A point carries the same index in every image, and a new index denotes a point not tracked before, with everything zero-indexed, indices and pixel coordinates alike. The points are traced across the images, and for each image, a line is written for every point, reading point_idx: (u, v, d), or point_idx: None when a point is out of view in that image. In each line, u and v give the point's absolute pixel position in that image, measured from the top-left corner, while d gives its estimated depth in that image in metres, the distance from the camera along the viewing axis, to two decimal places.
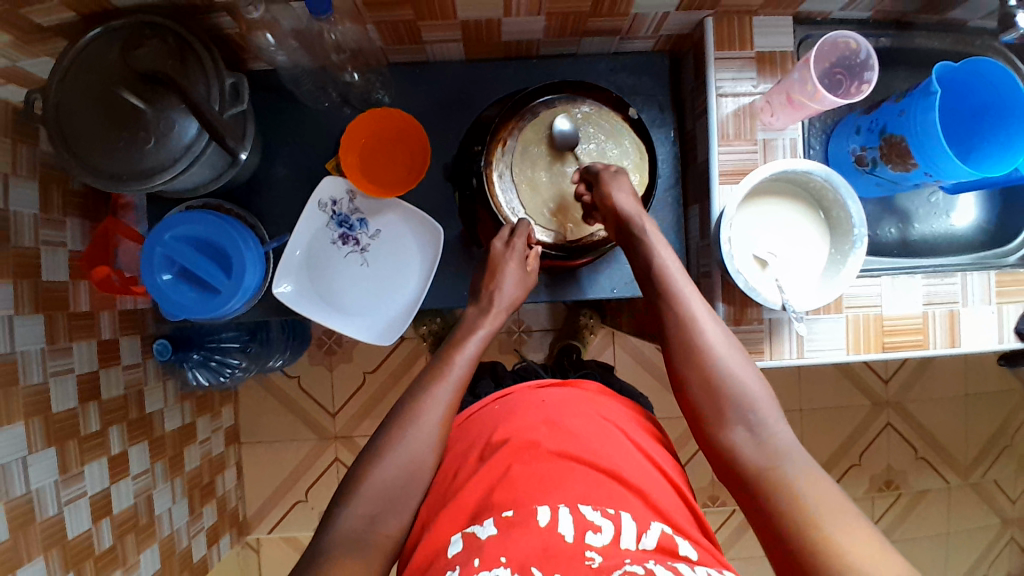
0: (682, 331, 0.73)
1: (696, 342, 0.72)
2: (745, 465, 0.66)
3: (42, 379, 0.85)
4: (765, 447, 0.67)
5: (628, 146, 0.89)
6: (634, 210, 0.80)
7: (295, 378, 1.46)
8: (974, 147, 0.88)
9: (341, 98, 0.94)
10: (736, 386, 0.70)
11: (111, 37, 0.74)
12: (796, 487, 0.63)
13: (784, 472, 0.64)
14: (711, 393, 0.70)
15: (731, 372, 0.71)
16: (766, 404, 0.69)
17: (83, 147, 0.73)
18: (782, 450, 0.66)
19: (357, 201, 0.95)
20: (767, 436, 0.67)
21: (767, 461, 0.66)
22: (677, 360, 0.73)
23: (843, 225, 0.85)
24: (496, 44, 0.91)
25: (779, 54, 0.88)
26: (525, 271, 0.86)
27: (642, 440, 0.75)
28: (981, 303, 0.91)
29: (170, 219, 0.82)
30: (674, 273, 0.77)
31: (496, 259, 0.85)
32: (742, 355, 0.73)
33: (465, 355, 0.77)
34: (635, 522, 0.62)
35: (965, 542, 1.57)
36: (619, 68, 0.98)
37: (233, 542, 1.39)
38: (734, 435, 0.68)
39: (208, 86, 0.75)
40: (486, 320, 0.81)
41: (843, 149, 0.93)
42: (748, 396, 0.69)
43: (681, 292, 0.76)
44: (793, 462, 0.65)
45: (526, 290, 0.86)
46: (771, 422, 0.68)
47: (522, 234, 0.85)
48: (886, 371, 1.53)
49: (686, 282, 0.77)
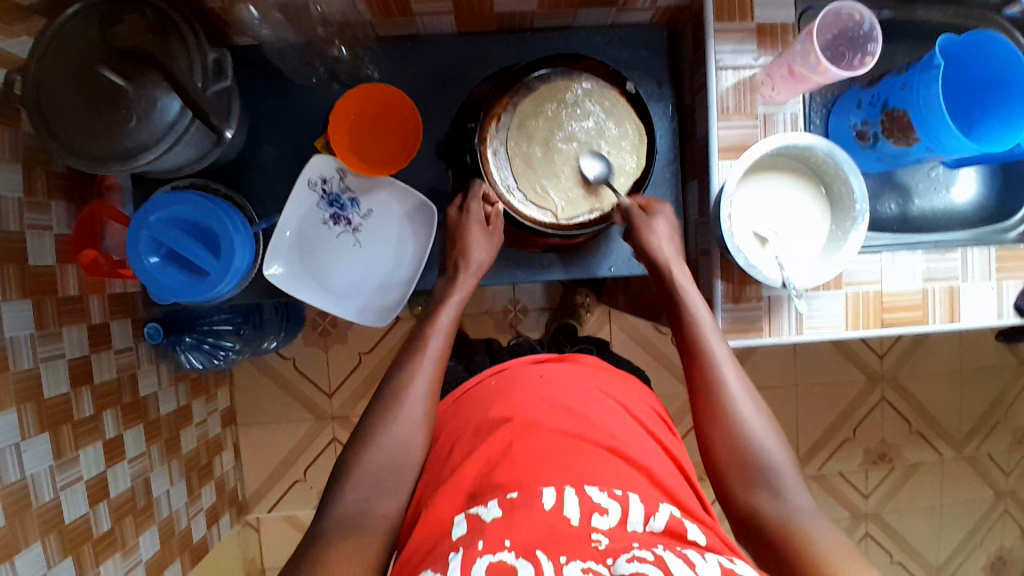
0: (712, 390, 0.74)
1: (725, 403, 0.72)
2: (767, 529, 0.66)
3: (33, 365, 0.83)
4: (791, 512, 0.66)
5: (628, 129, 0.87)
6: (671, 255, 0.83)
7: (291, 360, 1.45)
8: (976, 122, 0.86)
9: (329, 73, 0.91)
10: (760, 450, 0.69)
11: (90, 14, 0.71)
12: (819, 546, 0.63)
13: (809, 535, 0.64)
14: (736, 454, 0.70)
15: (757, 436, 0.70)
16: (791, 472, 0.69)
17: (62, 127, 0.70)
18: (806, 514, 0.66)
19: (348, 179, 0.92)
20: (790, 504, 0.67)
21: (788, 523, 0.65)
22: (704, 419, 0.73)
23: (843, 201, 0.84)
24: (489, 17, 0.88)
25: (780, 26, 0.85)
26: (490, 231, 0.85)
27: (644, 416, 0.75)
28: (981, 279, 0.91)
29: (155, 200, 0.80)
30: (706, 330, 0.77)
31: (457, 230, 0.85)
32: (769, 422, 0.72)
33: (438, 328, 0.78)
34: (643, 504, 0.61)
35: (956, 514, 1.59)
36: (615, 40, 0.95)
37: (232, 522, 1.40)
38: (758, 499, 0.67)
39: (190, 63, 0.72)
40: (455, 288, 0.82)
41: (844, 124, 0.91)
42: (774, 462, 0.69)
43: (712, 352, 0.76)
44: (817, 526, 0.65)
45: (495, 252, 0.86)
46: (796, 490, 0.67)
47: (476, 197, 0.84)
48: (882, 347, 1.53)
49: (717, 340, 0.77)
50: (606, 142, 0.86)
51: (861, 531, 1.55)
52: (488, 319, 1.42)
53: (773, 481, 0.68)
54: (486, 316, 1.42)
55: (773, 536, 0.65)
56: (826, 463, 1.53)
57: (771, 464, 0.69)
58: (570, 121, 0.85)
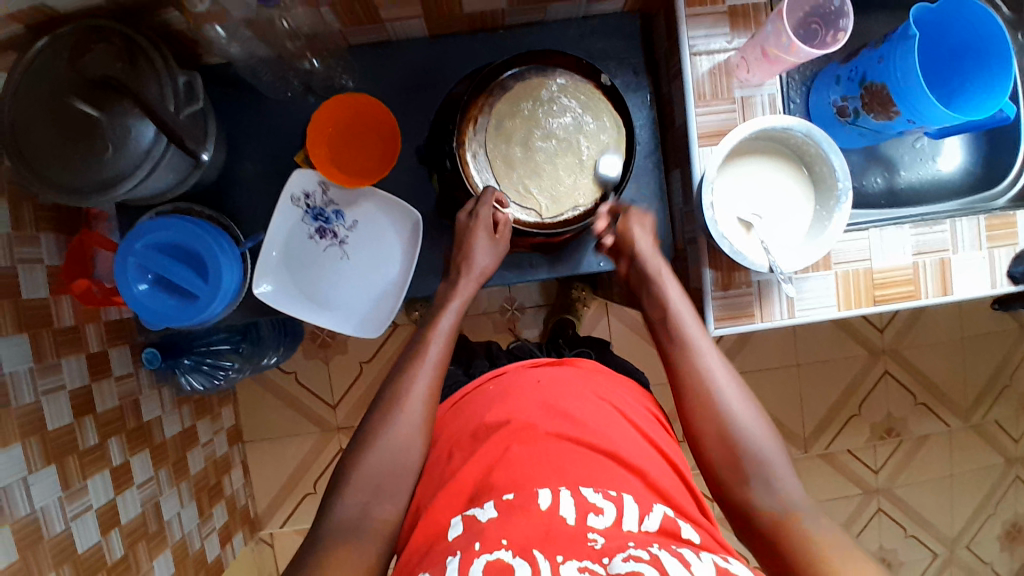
0: (696, 383, 0.73)
1: (713, 397, 0.72)
2: (762, 519, 0.65)
3: (34, 399, 0.84)
4: (780, 502, 0.66)
5: (606, 122, 0.87)
6: (649, 250, 0.85)
7: (292, 374, 1.45)
8: (956, 91, 0.85)
9: (304, 86, 0.91)
10: (748, 441, 0.69)
11: (57, 45, 0.71)
12: (812, 540, 0.62)
13: (802, 530, 0.63)
14: (727, 446, 0.69)
15: (743, 427, 0.70)
16: (782, 460, 0.69)
17: (39, 161, 0.70)
18: (799, 506, 0.66)
19: (330, 192, 0.92)
20: (783, 494, 0.66)
21: (782, 513, 0.65)
22: (690, 414, 0.73)
23: (826, 181, 0.83)
24: (459, 18, 0.88)
25: (751, 6, 0.85)
26: (496, 240, 0.84)
27: (641, 420, 0.74)
28: (972, 250, 0.90)
29: (142, 226, 0.80)
30: (688, 323, 0.77)
31: (464, 234, 0.84)
32: (755, 411, 0.72)
33: (438, 332, 0.78)
34: (637, 504, 0.61)
35: (968, 483, 1.58)
36: (589, 33, 0.94)
37: (246, 540, 1.40)
38: (749, 490, 0.67)
39: (161, 88, 0.73)
40: (456, 293, 0.82)
41: (823, 100, 0.91)
42: (764, 452, 0.69)
43: (693, 342, 0.76)
44: (809, 517, 0.65)
45: (498, 259, 0.85)
46: (787, 480, 0.67)
47: (487, 201, 0.83)
48: (882, 321, 1.53)
49: (698, 332, 0.77)
50: (585, 136, 0.86)
51: (874, 506, 1.54)
52: (485, 319, 1.42)
53: (764, 470, 0.67)
54: (483, 317, 1.42)
55: (768, 526, 0.65)
56: (834, 441, 1.53)
57: (760, 453, 0.68)
58: (547, 118, 0.85)
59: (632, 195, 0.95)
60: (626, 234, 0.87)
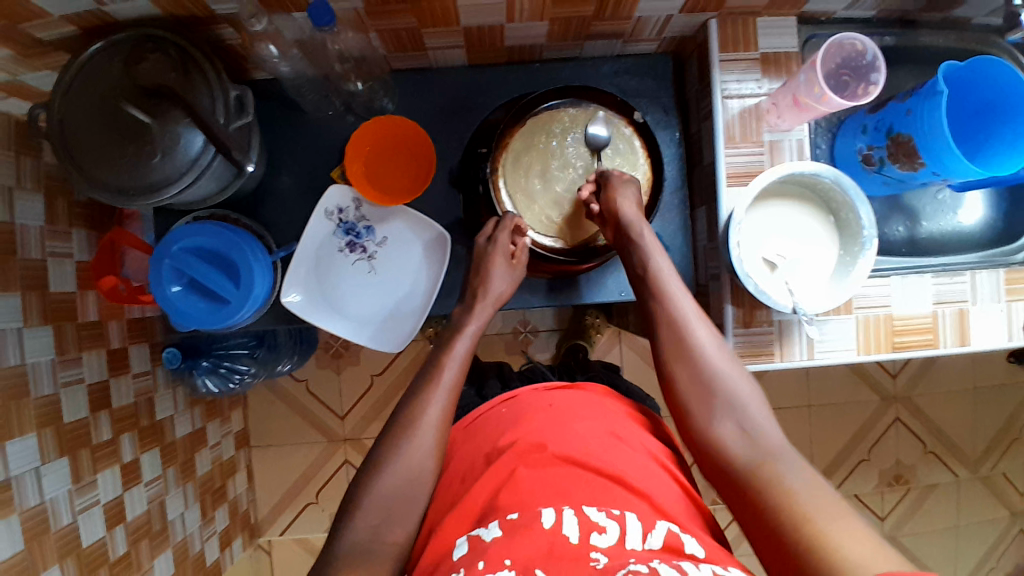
0: (671, 329, 0.76)
1: (687, 346, 0.74)
2: (732, 455, 0.68)
3: (53, 391, 0.85)
4: (751, 442, 0.68)
5: (619, 144, 0.90)
6: (635, 215, 0.82)
7: (304, 382, 1.47)
8: (981, 145, 0.87)
9: (345, 106, 0.94)
10: (724, 383, 0.72)
11: (113, 50, 0.74)
12: (782, 474, 0.63)
13: (772, 463, 0.65)
14: (702, 391, 0.72)
15: (719, 370, 0.73)
16: (756, 402, 0.70)
17: (88, 162, 0.73)
18: (769, 447, 0.67)
19: (364, 208, 0.95)
20: (755, 430, 0.69)
21: (754, 452, 0.67)
22: (666, 359, 0.76)
23: (851, 228, 0.85)
24: (500, 49, 0.91)
25: (783, 54, 0.87)
26: (514, 264, 0.87)
27: (628, 428, 0.74)
28: (992, 302, 0.91)
29: (178, 230, 0.82)
30: (668, 280, 0.80)
31: (482, 258, 0.86)
32: (733, 359, 0.74)
33: (451, 357, 0.79)
34: (640, 522, 0.61)
35: (973, 535, 1.57)
36: (621, 70, 0.97)
37: (244, 546, 1.40)
38: (723, 429, 0.70)
39: (213, 99, 0.76)
40: (473, 316, 0.84)
41: (849, 148, 0.93)
42: (738, 393, 0.71)
43: (670, 291, 0.79)
44: (782, 457, 0.66)
45: (513, 283, 0.88)
46: (758, 417, 0.69)
47: (505, 228, 0.86)
48: (894, 366, 1.53)
49: (677, 287, 0.79)
50: (601, 159, 0.90)
51: None
52: (499, 340, 1.43)
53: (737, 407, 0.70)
54: (497, 338, 1.43)
55: (738, 462, 0.67)
56: (842, 484, 1.52)
57: (733, 394, 0.71)
58: (563, 150, 0.89)
59: (657, 228, 0.98)
60: (607, 205, 0.84)
